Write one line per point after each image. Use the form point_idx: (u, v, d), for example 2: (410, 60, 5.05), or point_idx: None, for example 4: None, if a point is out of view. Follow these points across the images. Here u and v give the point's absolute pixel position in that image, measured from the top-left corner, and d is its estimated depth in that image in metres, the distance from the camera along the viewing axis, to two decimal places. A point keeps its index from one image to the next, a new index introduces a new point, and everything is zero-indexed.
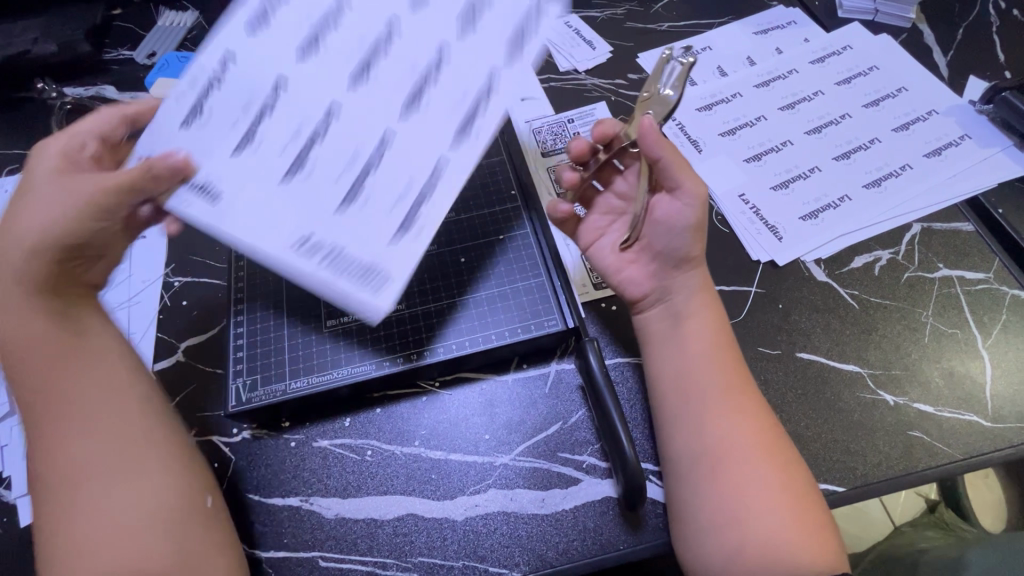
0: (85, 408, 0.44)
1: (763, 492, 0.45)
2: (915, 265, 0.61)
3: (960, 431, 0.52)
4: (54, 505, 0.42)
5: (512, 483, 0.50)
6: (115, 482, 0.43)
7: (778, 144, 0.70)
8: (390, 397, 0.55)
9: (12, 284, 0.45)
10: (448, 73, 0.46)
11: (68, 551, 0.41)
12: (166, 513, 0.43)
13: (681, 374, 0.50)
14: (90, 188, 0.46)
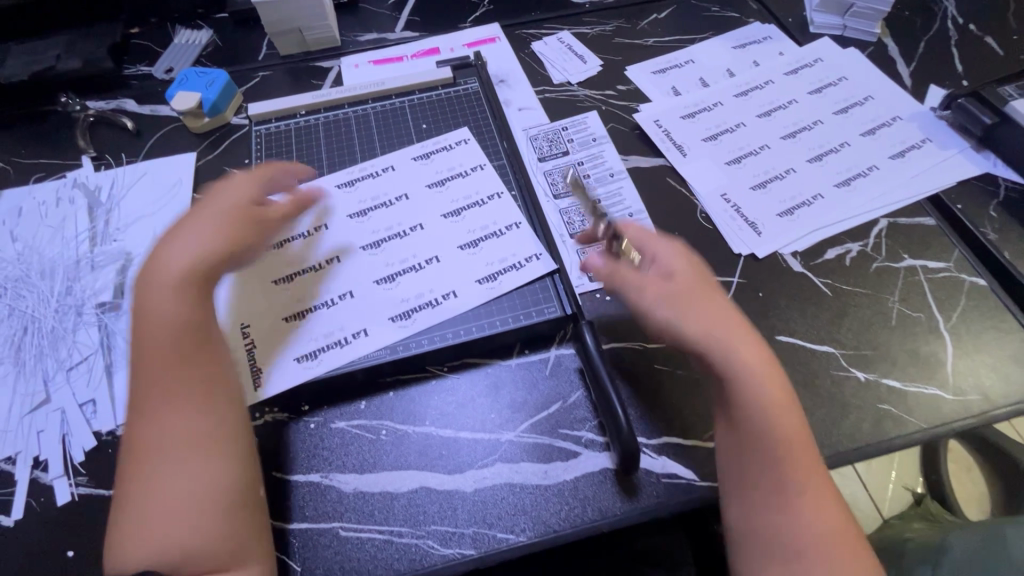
0: (182, 387, 0.49)
1: (813, 530, 0.47)
2: (882, 256, 0.67)
3: (924, 403, 0.57)
4: (141, 469, 0.46)
5: (517, 458, 0.55)
6: (191, 465, 0.47)
7: (756, 149, 0.76)
8: (403, 381, 0.59)
9: (179, 285, 0.52)
10: (460, 187, 0.70)
11: (140, 516, 0.45)
12: (222, 502, 0.47)
13: (756, 437, 0.49)
14: (246, 209, 0.59)
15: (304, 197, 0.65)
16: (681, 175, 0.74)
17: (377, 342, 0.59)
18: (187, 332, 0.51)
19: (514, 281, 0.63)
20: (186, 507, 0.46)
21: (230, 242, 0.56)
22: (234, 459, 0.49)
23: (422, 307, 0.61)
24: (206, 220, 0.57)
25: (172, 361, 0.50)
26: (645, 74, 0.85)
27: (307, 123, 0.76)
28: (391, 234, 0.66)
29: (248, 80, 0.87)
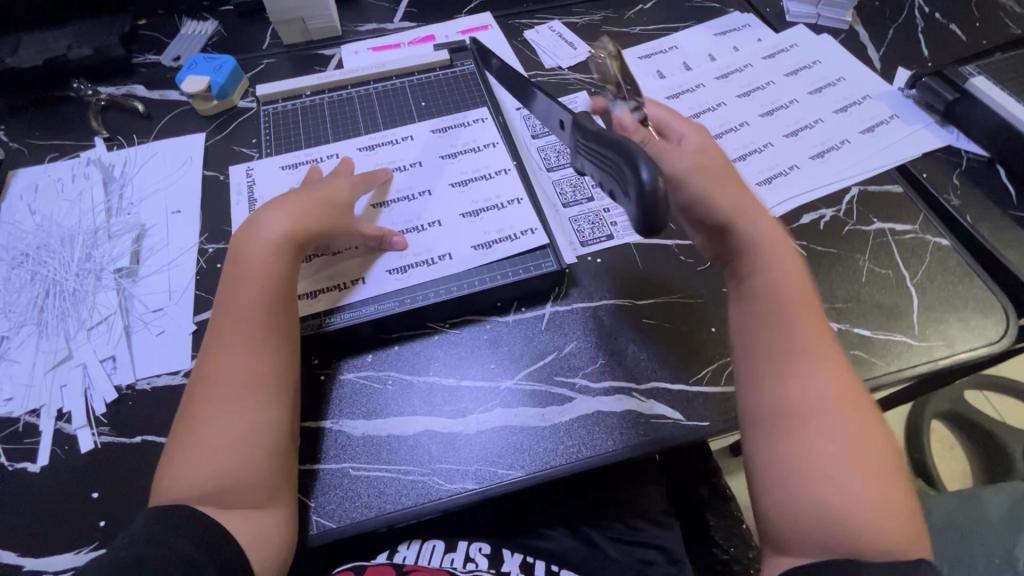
0: (239, 332, 0.54)
1: (838, 449, 0.46)
2: (854, 220, 0.71)
3: (891, 350, 0.62)
4: (198, 407, 0.52)
5: (516, 402, 0.58)
6: (243, 402, 0.52)
7: (737, 125, 0.81)
8: (407, 337, 0.63)
9: (257, 244, 0.58)
10: (469, 156, 0.74)
11: (195, 448, 0.50)
12: (268, 437, 0.51)
13: (786, 351, 0.51)
14: (331, 198, 0.64)
15: (376, 175, 0.70)
16: None
17: (375, 291, 0.63)
18: (250, 295, 0.56)
19: (509, 249, 0.65)
20: (239, 443, 0.50)
21: (295, 214, 0.60)
22: (282, 411, 0.53)
23: (418, 264, 0.65)
24: (292, 203, 0.61)
25: (236, 320, 0.55)
26: (632, 59, 0.90)
27: (312, 104, 0.80)
28: (399, 197, 0.71)
29: (253, 67, 0.91)
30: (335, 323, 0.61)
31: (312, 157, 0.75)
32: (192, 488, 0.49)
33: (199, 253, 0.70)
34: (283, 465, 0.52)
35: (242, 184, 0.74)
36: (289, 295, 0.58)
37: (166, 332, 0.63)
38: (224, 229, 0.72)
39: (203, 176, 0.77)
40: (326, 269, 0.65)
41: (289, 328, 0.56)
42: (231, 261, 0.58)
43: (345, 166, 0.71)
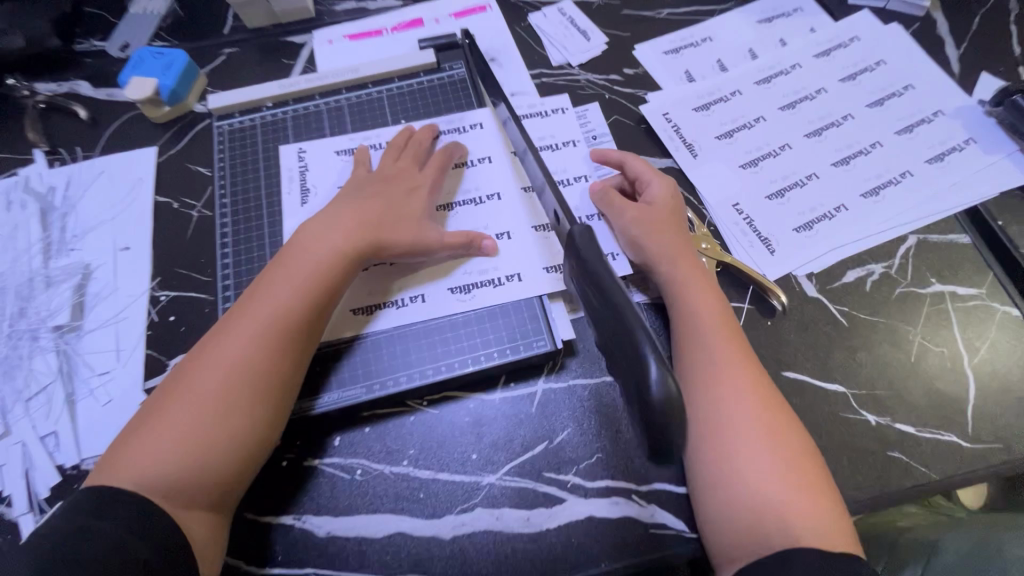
0: (280, 280, 0.52)
1: (760, 465, 0.47)
2: (907, 280, 0.60)
3: (939, 453, 0.52)
4: (218, 337, 0.50)
5: (498, 502, 0.52)
6: (257, 346, 0.49)
7: (775, 149, 0.68)
8: (379, 415, 0.55)
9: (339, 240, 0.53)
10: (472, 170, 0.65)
11: (202, 370, 0.48)
12: (259, 396, 0.48)
13: (701, 347, 0.53)
14: (413, 192, 0.59)
15: (451, 154, 0.63)
16: (688, 181, 0.67)
17: (438, 311, 0.58)
18: (281, 298, 0.51)
19: (490, 299, 0.58)
20: (232, 387, 0.47)
21: (380, 216, 0.56)
22: (256, 426, 0.48)
23: (483, 284, 0.59)
24: (369, 207, 0.56)
25: (257, 314, 0.50)
26: (655, 55, 0.76)
27: (274, 117, 0.68)
28: (465, 199, 0.63)
29: (213, 58, 0.78)
30: (303, 411, 0.54)
31: (370, 142, 0.66)
32: (130, 472, 0.44)
33: (151, 302, 0.62)
34: (233, 481, 0.47)
35: (293, 170, 0.64)
36: (322, 317, 0.52)
37: (113, 402, 0.57)
38: (179, 273, 0.63)
39: (155, 204, 0.68)
40: (382, 282, 0.59)
41: (304, 347, 0.51)
42: (286, 252, 0.54)
43: (430, 140, 0.64)
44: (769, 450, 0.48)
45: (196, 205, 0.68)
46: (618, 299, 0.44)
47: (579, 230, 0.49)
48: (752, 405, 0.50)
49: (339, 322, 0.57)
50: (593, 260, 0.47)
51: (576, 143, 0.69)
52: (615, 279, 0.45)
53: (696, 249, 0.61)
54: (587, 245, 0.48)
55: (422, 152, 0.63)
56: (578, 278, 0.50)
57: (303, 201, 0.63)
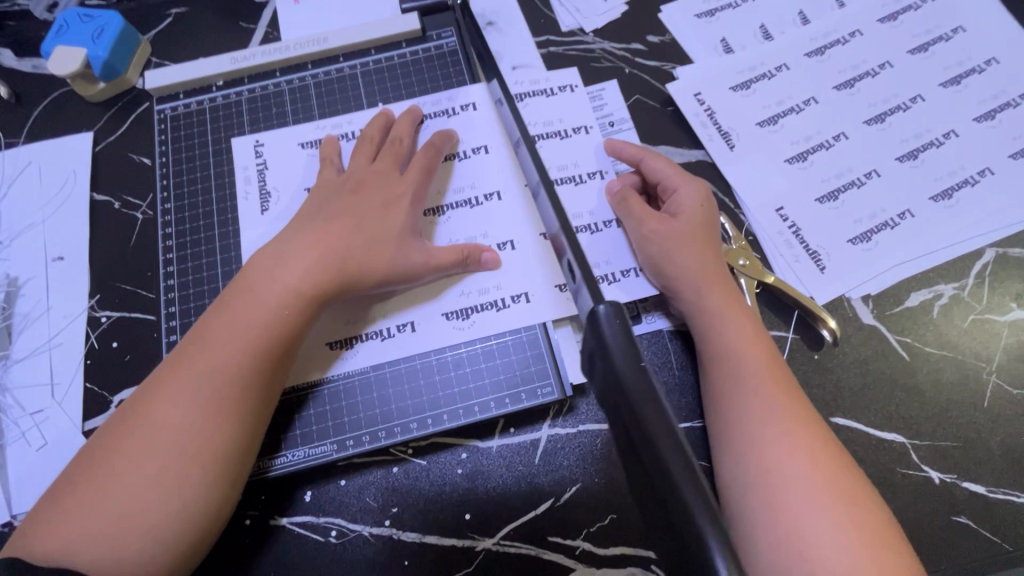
0: (231, 323, 0.42)
1: (828, 530, 0.38)
2: (982, 305, 0.51)
3: (1010, 518, 0.45)
4: (158, 387, 0.41)
5: (495, 572, 0.45)
6: (203, 402, 0.40)
7: (828, 139, 0.57)
8: (356, 466, 0.47)
9: (301, 273, 0.44)
10: (464, 164, 0.53)
11: (138, 430, 0.39)
12: (210, 459, 0.39)
13: (741, 384, 0.43)
14: (392, 199, 0.49)
15: (437, 149, 0.52)
16: (723, 180, 0.56)
17: (427, 344, 0.49)
18: (230, 344, 0.42)
19: (491, 326, 0.49)
20: (175, 452, 0.39)
21: (352, 235, 0.46)
22: (207, 497, 0.39)
23: (483, 307, 0.49)
24: (339, 228, 0.46)
25: (200, 364, 0.41)
26: (686, 19, 0.63)
27: (227, 100, 0.57)
28: (457, 199, 0.52)
29: (159, 20, 0.64)
30: (266, 469, 0.46)
31: (340, 131, 0.55)
32: (54, 548, 0.36)
33: (89, 324, 0.53)
34: (181, 561, 0.39)
35: (250, 169, 0.54)
36: (282, 365, 0.44)
37: (48, 447, 0.49)
38: (121, 289, 0.54)
39: (92, 203, 0.57)
40: (359, 309, 0.49)
41: (260, 403, 0.42)
42: (236, 285, 0.45)
43: (411, 132, 0.53)
44: (832, 511, 0.38)
45: (142, 205, 0.57)
46: (673, 469, 0.24)
47: (605, 314, 0.28)
48: (806, 454, 0.40)
49: (306, 359, 0.48)
50: (626, 373, 0.27)
51: (591, 129, 0.57)
52: (670, 424, 0.25)
53: (733, 267, 0.51)
54: (616, 342, 0.28)
55: (404, 150, 0.52)
56: (598, 385, 0.29)
57: (264, 208, 0.52)
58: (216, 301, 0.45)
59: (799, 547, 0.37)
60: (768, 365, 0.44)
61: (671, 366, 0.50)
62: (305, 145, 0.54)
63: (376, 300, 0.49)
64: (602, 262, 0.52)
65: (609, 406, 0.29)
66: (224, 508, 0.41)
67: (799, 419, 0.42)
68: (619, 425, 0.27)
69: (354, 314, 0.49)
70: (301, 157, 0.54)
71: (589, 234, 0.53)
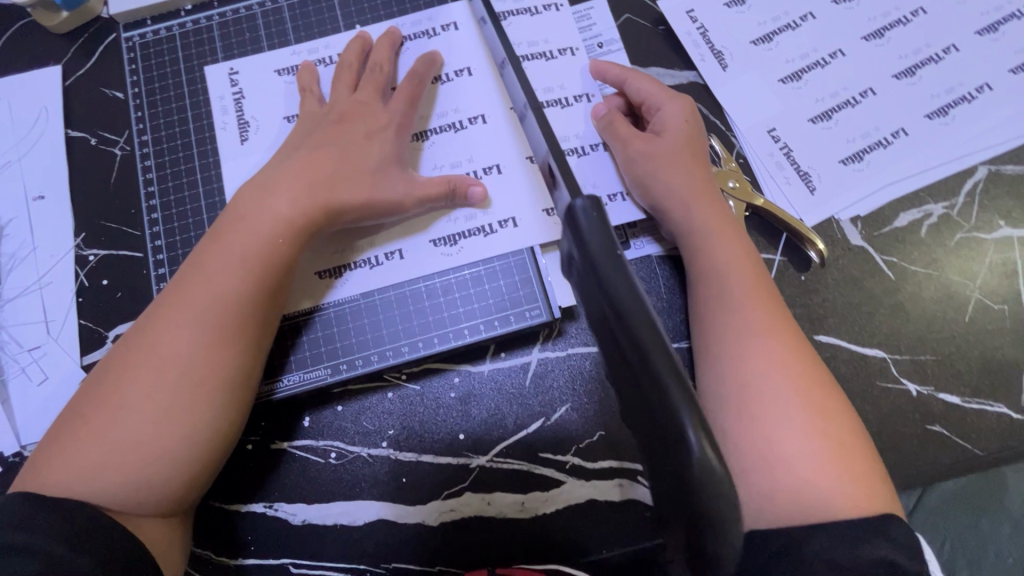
0: (223, 254, 0.42)
1: (796, 437, 0.39)
2: (971, 224, 0.51)
3: (984, 425, 0.47)
4: (157, 319, 0.41)
5: (489, 487, 0.47)
6: (200, 333, 0.40)
7: (825, 57, 0.55)
8: (352, 392, 0.48)
9: (285, 203, 0.43)
10: (446, 87, 0.52)
11: (139, 362, 0.40)
12: (210, 389, 0.40)
13: (726, 303, 0.44)
14: (373, 126, 0.47)
15: (420, 77, 0.50)
16: (715, 101, 0.54)
17: (416, 271, 0.49)
18: (225, 274, 0.41)
19: (479, 251, 0.49)
20: (175, 381, 0.39)
21: (335, 164, 0.45)
22: (208, 425, 0.40)
23: (471, 233, 0.49)
24: (322, 157, 0.45)
25: (197, 295, 0.41)
26: None
27: (197, 25, 0.55)
28: (442, 124, 0.51)
29: None
30: (266, 394, 0.47)
31: (317, 56, 0.53)
32: (62, 474, 0.38)
33: (77, 263, 0.52)
34: (185, 487, 0.40)
35: (226, 98, 0.52)
36: (276, 297, 0.44)
37: (49, 382, 0.50)
38: (106, 227, 0.53)
39: (68, 140, 0.56)
40: (347, 239, 0.49)
41: (258, 332, 0.43)
42: (224, 216, 0.44)
43: (391, 58, 0.51)
44: (802, 420, 0.40)
45: (119, 140, 0.55)
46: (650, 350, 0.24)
47: (582, 207, 0.28)
48: (783, 369, 0.41)
49: (297, 289, 0.49)
50: (607, 269, 0.26)
51: (578, 49, 0.55)
52: (647, 311, 0.25)
53: (722, 189, 0.51)
54: (593, 235, 0.28)
55: (385, 76, 0.50)
56: (583, 290, 0.29)
57: (243, 138, 0.51)
58: (207, 233, 0.44)
59: (767, 452, 0.39)
60: (755, 286, 0.44)
61: (659, 290, 0.50)
62: (282, 73, 0.52)
63: (363, 231, 0.49)
64: (590, 186, 0.51)
65: (593, 306, 0.28)
66: (226, 436, 0.41)
67: (780, 338, 0.42)
68: (600, 321, 0.27)
69: (342, 244, 0.49)
70: (278, 85, 0.52)
71: (577, 157, 0.52)
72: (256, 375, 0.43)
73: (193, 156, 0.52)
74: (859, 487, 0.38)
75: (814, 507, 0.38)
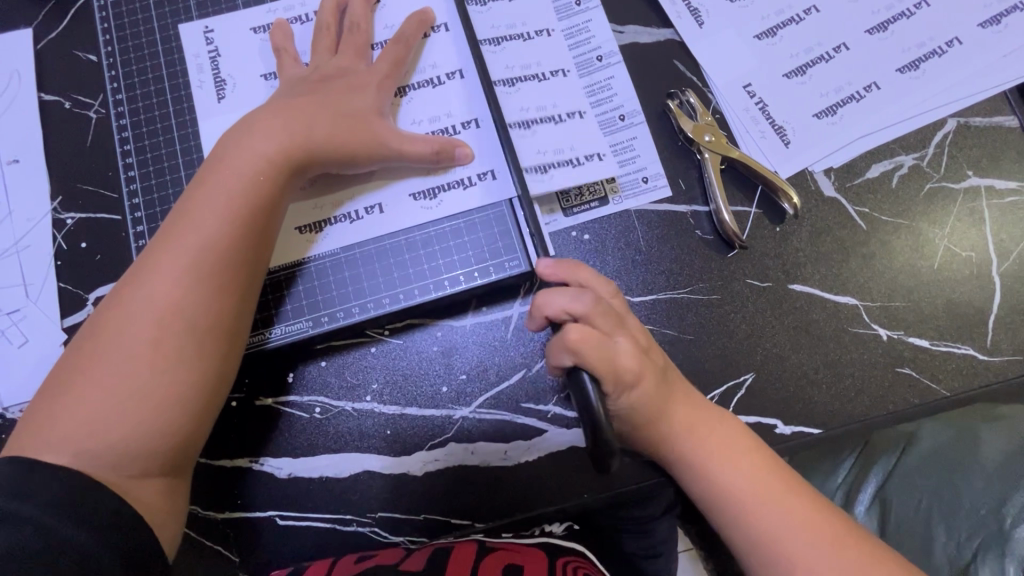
0: (205, 203, 0.42)
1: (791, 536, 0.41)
2: (940, 173, 0.52)
3: (952, 367, 0.48)
4: (141, 273, 0.41)
5: (472, 436, 0.48)
6: (188, 280, 0.40)
7: (799, 13, 0.55)
8: (335, 348, 0.49)
9: (267, 154, 0.44)
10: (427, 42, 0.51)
11: (130, 316, 0.40)
12: (203, 332, 0.41)
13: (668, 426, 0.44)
14: (350, 80, 0.48)
15: (407, 40, 0.50)
16: (691, 58, 0.55)
17: (396, 224, 0.49)
18: (207, 228, 0.41)
19: (459, 204, 0.49)
20: (168, 328, 0.40)
21: (312, 117, 0.45)
22: (207, 372, 0.41)
23: (451, 186, 0.49)
24: (300, 111, 0.45)
25: (181, 250, 0.41)
26: None
27: None
28: (421, 79, 0.51)
29: None
30: (252, 347, 0.48)
31: (292, 13, 0.52)
32: (64, 434, 0.38)
33: (55, 227, 0.52)
34: (179, 439, 0.40)
35: (201, 56, 0.52)
36: (262, 245, 0.44)
37: (30, 343, 0.50)
38: (83, 190, 0.53)
39: (41, 103, 0.55)
40: (328, 193, 0.49)
41: (245, 284, 0.43)
42: (203, 169, 0.44)
43: (367, 15, 0.51)
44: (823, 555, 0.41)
45: (93, 103, 0.54)
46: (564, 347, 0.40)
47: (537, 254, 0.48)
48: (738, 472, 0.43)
49: (281, 245, 0.49)
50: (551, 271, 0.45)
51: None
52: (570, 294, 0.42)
53: (697, 142, 0.52)
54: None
55: (361, 34, 0.50)
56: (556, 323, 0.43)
57: (219, 96, 0.51)
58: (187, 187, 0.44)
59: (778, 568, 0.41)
60: (750, 470, 0.43)
61: (637, 244, 0.51)
62: (258, 30, 0.52)
63: (344, 188, 0.49)
64: (567, 148, 0.50)
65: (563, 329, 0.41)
66: (223, 382, 0.42)
67: (780, 490, 0.43)
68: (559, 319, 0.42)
69: (322, 201, 0.49)
70: (253, 44, 0.52)
71: (554, 124, 0.50)
72: (244, 326, 0.43)
73: (169, 116, 0.52)
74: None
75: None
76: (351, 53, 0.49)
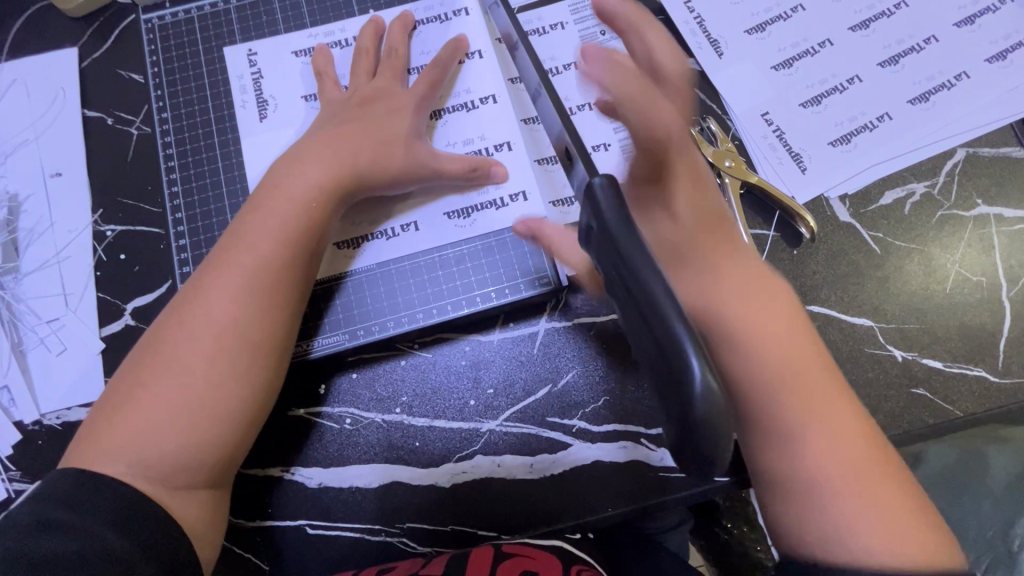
0: (260, 224, 0.44)
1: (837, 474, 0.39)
2: (950, 201, 0.54)
3: (967, 388, 0.50)
4: (201, 289, 0.43)
5: (498, 449, 0.49)
6: (243, 297, 0.42)
7: (814, 46, 0.58)
8: (366, 360, 0.50)
9: (316, 175, 0.46)
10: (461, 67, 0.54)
11: (189, 331, 0.42)
12: (256, 348, 0.42)
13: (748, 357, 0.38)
14: (389, 104, 0.50)
15: (443, 65, 0.52)
16: (711, 87, 0.57)
17: (428, 242, 0.52)
18: (262, 248, 0.44)
19: (490, 223, 0.52)
20: (225, 343, 0.42)
21: (358, 141, 0.48)
22: (256, 387, 0.42)
23: (483, 207, 0.52)
24: (347, 135, 0.48)
25: (239, 267, 0.43)
26: None
27: (215, 9, 0.57)
28: (455, 103, 0.53)
29: None
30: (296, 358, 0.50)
31: (332, 38, 0.55)
32: (122, 445, 0.40)
33: (96, 238, 0.54)
34: (226, 451, 0.42)
35: (245, 78, 0.55)
36: (310, 264, 0.46)
37: (67, 352, 0.51)
38: (123, 204, 0.54)
39: (84, 119, 0.57)
40: (370, 211, 0.52)
41: (295, 300, 0.44)
42: (260, 189, 0.46)
43: (404, 41, 0.54)
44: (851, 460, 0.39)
45: (135, 120, 0.56)
46: (643, 273, 0.27)
47: (600, 184, 0.30)
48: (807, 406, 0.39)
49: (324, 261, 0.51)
50: (620, 236, 0.28)
51: (566, 25, 0.58)
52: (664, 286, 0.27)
53: (718, 168, 0.54)
54: (610, 214, 0.29)
55: (400, 61, 0.53)
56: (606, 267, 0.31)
57: (262, 116, 0.54)
58: (243, 206, 0.47)
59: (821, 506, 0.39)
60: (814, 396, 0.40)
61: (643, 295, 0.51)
62: (298, 54, 0.55)
63: (383, 207, 0.52)
64: None
65: (621, 294, 0.30)
66: (270, 396, 0.44)
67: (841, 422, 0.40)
68: (623, 293, 0.29)
69: (361, 217, 0.52)
70: (294, 67, 0.54)
71: None
72: (291, 342, 0.45)
73: (214, 134, 0.54)
74: (891, 506, 0.39)
75: (826, 505, 0.39)
76: (389, 77, 0.52)
